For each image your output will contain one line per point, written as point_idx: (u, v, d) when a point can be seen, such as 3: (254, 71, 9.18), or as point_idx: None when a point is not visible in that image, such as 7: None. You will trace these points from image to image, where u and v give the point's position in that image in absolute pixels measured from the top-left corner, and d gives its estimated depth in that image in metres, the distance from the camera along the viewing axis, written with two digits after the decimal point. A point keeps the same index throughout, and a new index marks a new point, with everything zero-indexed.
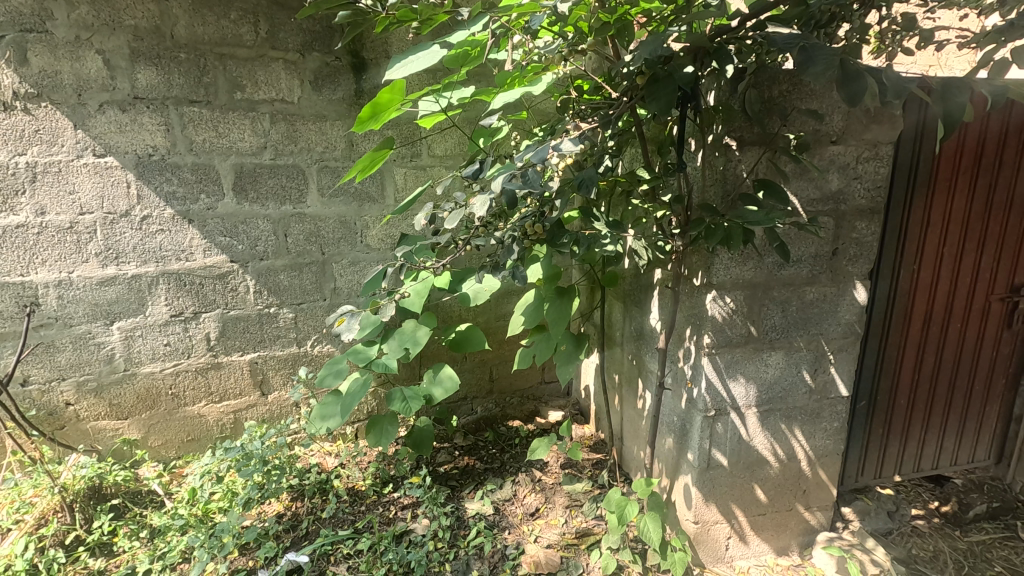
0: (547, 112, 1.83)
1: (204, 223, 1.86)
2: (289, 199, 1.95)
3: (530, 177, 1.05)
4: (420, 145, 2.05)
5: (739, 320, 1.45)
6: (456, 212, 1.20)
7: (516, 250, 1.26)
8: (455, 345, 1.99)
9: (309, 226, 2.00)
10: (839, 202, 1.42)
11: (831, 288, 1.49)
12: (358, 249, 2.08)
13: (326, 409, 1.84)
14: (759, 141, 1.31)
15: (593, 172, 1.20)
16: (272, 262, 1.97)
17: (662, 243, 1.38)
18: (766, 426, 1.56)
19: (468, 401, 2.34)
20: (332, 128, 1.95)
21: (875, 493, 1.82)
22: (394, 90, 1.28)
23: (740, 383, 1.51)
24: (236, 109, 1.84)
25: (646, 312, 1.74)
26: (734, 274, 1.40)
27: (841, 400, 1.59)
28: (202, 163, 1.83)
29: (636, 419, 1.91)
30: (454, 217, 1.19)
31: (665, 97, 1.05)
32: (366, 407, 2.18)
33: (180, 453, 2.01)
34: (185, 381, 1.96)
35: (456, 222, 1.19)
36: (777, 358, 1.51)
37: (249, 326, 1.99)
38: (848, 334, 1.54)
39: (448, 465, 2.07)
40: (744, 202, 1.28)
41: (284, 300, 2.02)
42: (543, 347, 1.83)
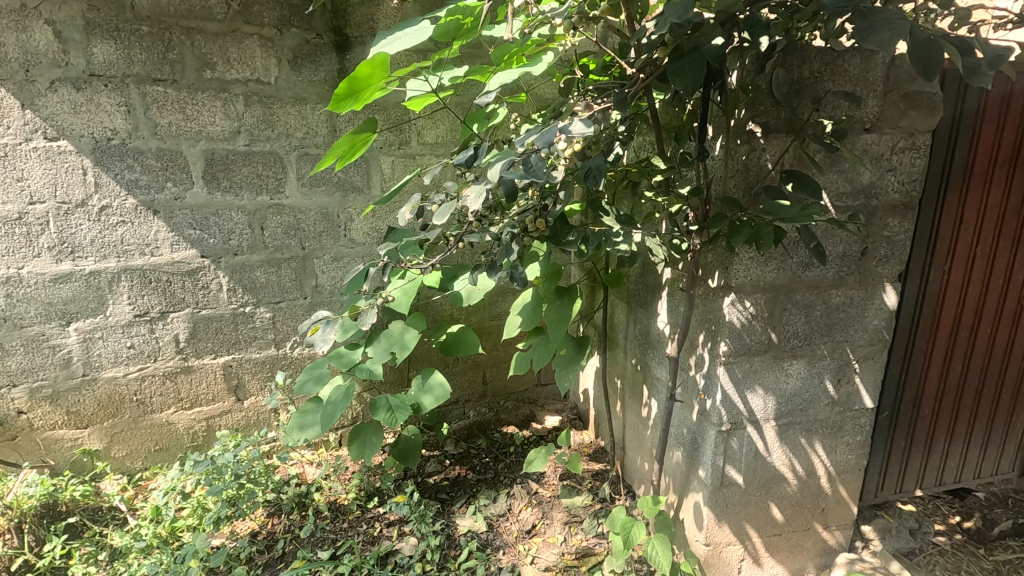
0: (546, 96, 1.70)
1: (171, 214, 1.70)
2: (266, 189, 1.79)
3: (534, 165, 0.90)
4: (409, 130, 1.89)
5: (758, 326, 1.32)
6: (445, 205, 1.04)
7: (515, 249, 1.11)
8: (447, 348, 1.86)
9: (288, 218, 1.84)
10: (871, 197, 1.28)
11: (859, 291, 1.36)
12: (342, 243, 1.93)
13: (305, 418, 1.69)
14: (786, 128, 1.17)
15: (602, 162, 1.06)
16: (247, 257, 1.82)
17: (678, 242, 1.23)
18: (785, 440, 1.43)
19: (460, 405, 2.20)
20: (313, 112, 1.79)
21: (895, 510, 1.69)
22: (376, 64, 1.12)
23: (757, 395, 1.38)
24: (205, 89, 1.67)
25: (654, 316, 1.60)
26: (754, 275, 1.27)
27: (865, 412, 1.46)
28: (168, 149, 1.66)
29: (640, 428, 1.78)
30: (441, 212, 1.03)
31: (696, 68, 0.90)
32: (351, 413, 2.03)
33: (146, 464, 1.85)
34: (152, 386, 1.80)
35: (445, 217, 1.01)
36: (798, 367, 1.38)
37: (222, 327, 1.84)
38: (875, 341, 1.41)
39: (438, 476, 1.94)
40: (771, 196, 1.14)
41: (260, 299, 1.87)
42: (541, 351, 1.72)
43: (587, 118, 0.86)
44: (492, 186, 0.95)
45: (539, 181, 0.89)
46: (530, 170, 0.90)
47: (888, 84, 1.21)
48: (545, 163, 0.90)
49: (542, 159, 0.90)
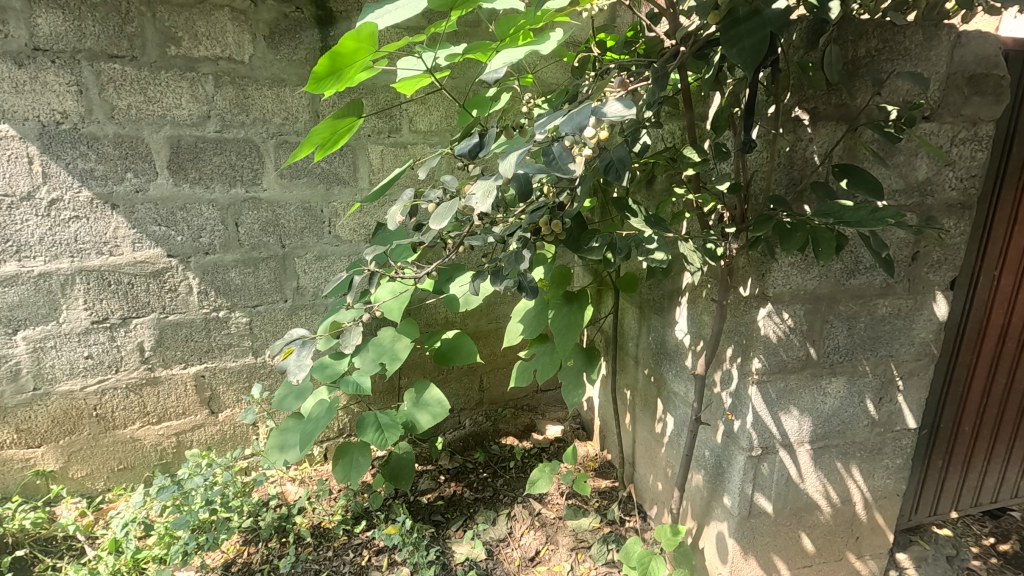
0: (548, 81, 1.55)
1: (132, 208, 1.52)
2: (241, 180, 1.62)
3: (559, 158, 0.74)
4: (400, 117, 1.73)
5: (796, 340, 1.17)
6: (443, 204, 0.86)
7: (526, 257, 0.96)
8: (443, 357, 1.70)
9: (266, 213, 1.67)
10: (926, 194, 1.12)
11: (907, 301, 1.21)
12: (326, 241, 1.76)
13: (284, 437, 1.52)
14: (836, 116, 1.02)
15: (626, 153, 0.91)
16: (220, 257, 1.64)
17: (712, 247, 1.04)
18: (819, 465, 1.29)
19: (456, 414, 2.05)
20: (293, 95, 1.61)
21: (930, 534, 1.56)
22: (361, 37, 0.94)
23: (792, 416, 1.23)
24: (170, 68, 1.48)
25: (672, 324, 1.46)
26: (794, 284, 1.12)
27: (907, 433, 1.32)
28: (127, 134, 1.48)
29: (653, 444, 1.64)
30: (436, 217, 0.84)
31: (756, 35, 0.74)
32: (338, 424, 1.87)
33: (109, 484, 1.68)
34: (114, 400, 1.62)
35: (444, 221, 0.83)
36: (837, 386, 1.23)
37: (193, 334, 1.66)
38: (922, 356, 1.26)
39: (432, 495, 1.79)
40: (821, 196, 0.98)
41: (236, 302, 1.69)
42: (545, 362, 1.56)
43: (625, 97, 0.70)
44: (502, 183, 0.77)
45: (565, 176, 0.73)
46: (554, 164, 0.74)
47: (953, 65, 1.05)
48: (572, 155, 0.74)
49: (569, 150, 0.74)
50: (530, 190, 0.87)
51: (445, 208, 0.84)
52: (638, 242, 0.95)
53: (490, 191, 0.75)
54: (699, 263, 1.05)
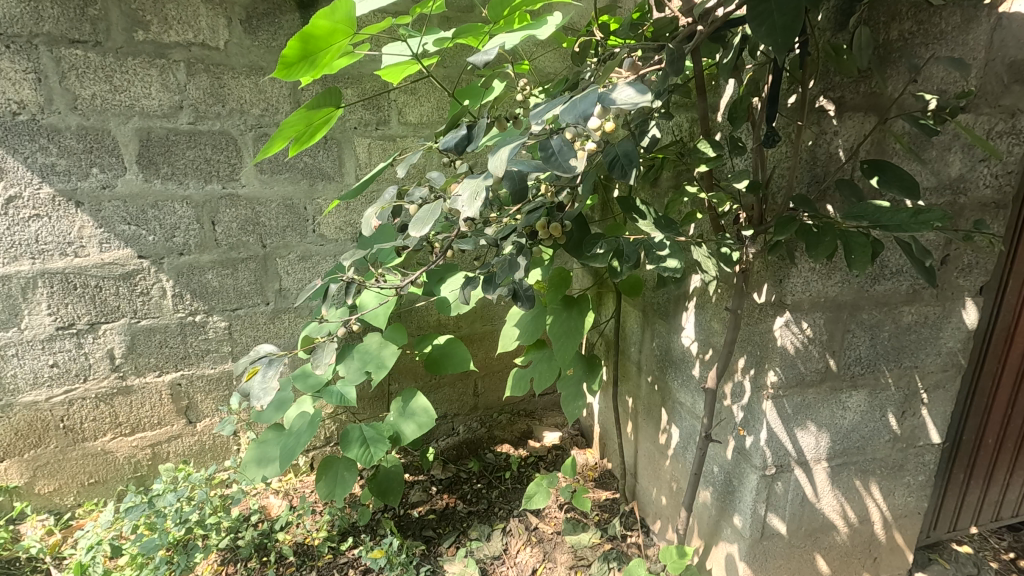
0: (546, 70, 1.47)
1: (99, 206, 1.42)
2: (217, 176, 1.51)
3: (559, 155, 0.64)
4: (388, 107, 1.63)
5: (815, 351, 1.08)
6: (426, 206, 0.76)
7: (522, 265, 0.87)
8: (434, 364, 1.60)
9: (244, 211, 1.57)
10: (959, 192, 1.03)
11: (934, 308, 1.11)
12: (310, 240, 1.66)
13: (264, 451, 1.42)
14: (864, 107, 0.92)
15: (633, 147, 0.81)
16: (195, 257, 1.54)
17: (728, 251, 0.93)
18: (837, 483, 1.20)
19: (448, 420, 1.96)
20: (272, 85, 1.50)
21: (949, 552, 1.48)
22: (336, 15, 0.82)
23: (808, 433, 1.14)
24: (137, 54, 1.36)
25: (678, 330, 1.36)
26: (814, 291, 1.03)
27: (930, 448, 1.23)
28: (92, 126, 1.37)
29: (656, 456, 1.55)
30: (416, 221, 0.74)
31: (788, 12, 0.64)
32: (324, 433, 1.78)
33: (79, 499, 1.59)
34: (82, 411, 1.52)
35: (425, 225, 0.73)
36: (858, 400, 1.14)
37: (167, 340, 1.56)
38: (948, 366, 1.17)
39: (424, 508, 1.70)
40: (848, 195, 0.88)
41: (213, 306, 1.59)
42: (543, 370, 1.46)
43: (637, 83, 0.60)
44: (492, 182, 0.67)
45: (565, 176, 0.63)
46: (554, 162, 0.64)
47: (993, 50, 0.95)
48: (575, 153, 0.64)
49: (570, 146, 0.64)
50: (524, 190, 0.77)
51: (427, 211, 0.74)
52: (648, 245, 0.84)
53: (478, 193, 0.65)
54: (714, 270, 0.93)
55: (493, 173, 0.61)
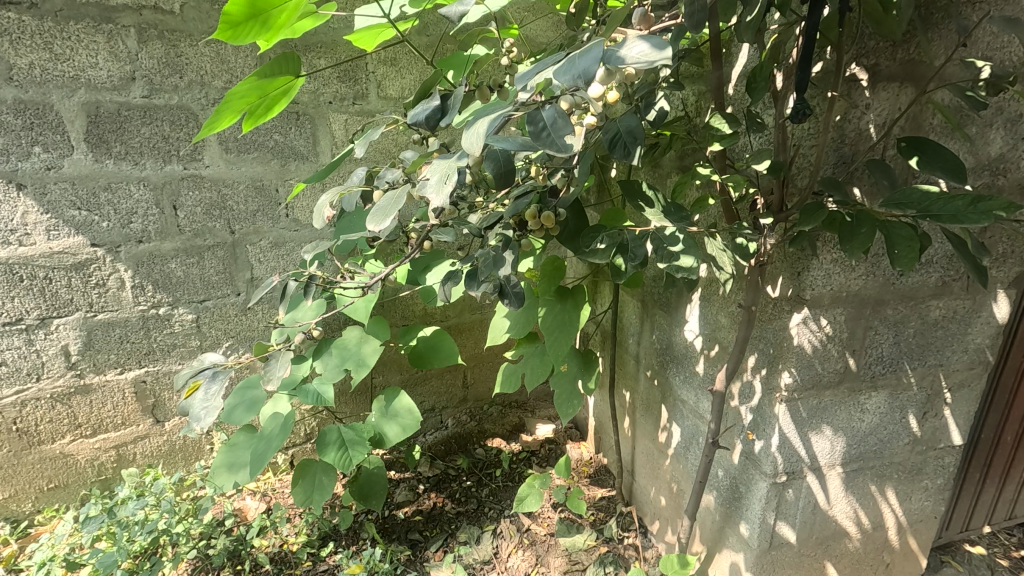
0: (539, 38, 1.35)
1: (44, 189, 1.28)
2: (176, 155, 1.38)
3: (551, 130, 0.52)
4: (366, 80, 1.50)
5: (835, 351, 0.98)
6: (389, 194, 0.63)
7: (509, 261, 0.79)
8: (419, 358, 1.50)
9: (209, 193, 1.44)
10: (999, 174, 0.92)
11: (964, 302, 1.02)
12: (283, 225, 1.54)
13: (234, 455, 1.32)
14: (900, 78, 0.80)
15: (637, 122, 0.72)
16: (156, 245, 1.41)
17: (744, 241, 0.82)
18: (851, 489, 1.11)
19: (437, 413, 1.87)
20: (236, 54, 1.36)
21: (962, 553, 1.41)
22: None
23: (824, 437, 1.05)
24: (80, 18, 1.22)
25: (680, 324, 1.26)
26: (835, 285, 0.92)
27: (950, 450, 1.15)
28: (31, 100, 1.23)
29: (656, 455, 1.46)
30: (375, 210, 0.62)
31: None
32: (304, 429, 1.68)
33: (39, 505, 1.48)
34: (37, 412, 1.41)
35: (386, 217, 0.61)
36: (877, 401, 1.05)
37: (128, 335, 1.44)
38: (975, 364, 1.08)
39: (410, 508, 1.61)
40: (884, 177, 0.77)
41: (178, 297, 1.47)
42: (535, 365, 1.36)
43: (652, 35, 0.48)
44: (468, 163, 0.55)
45: (559, 155, 0.51)
46: (545, 138, 0.52)
47: None
48: (572, 126, 0.52)
49: (565, 118, 0.52)
50: (510, 172, 0.66)
51: (392, 196, 0.63)
52: (658, 239, 0.72)
53: (450, 177, 0.54)
54: (730, 266, 0.79)
55: (467, 151, 0.49)
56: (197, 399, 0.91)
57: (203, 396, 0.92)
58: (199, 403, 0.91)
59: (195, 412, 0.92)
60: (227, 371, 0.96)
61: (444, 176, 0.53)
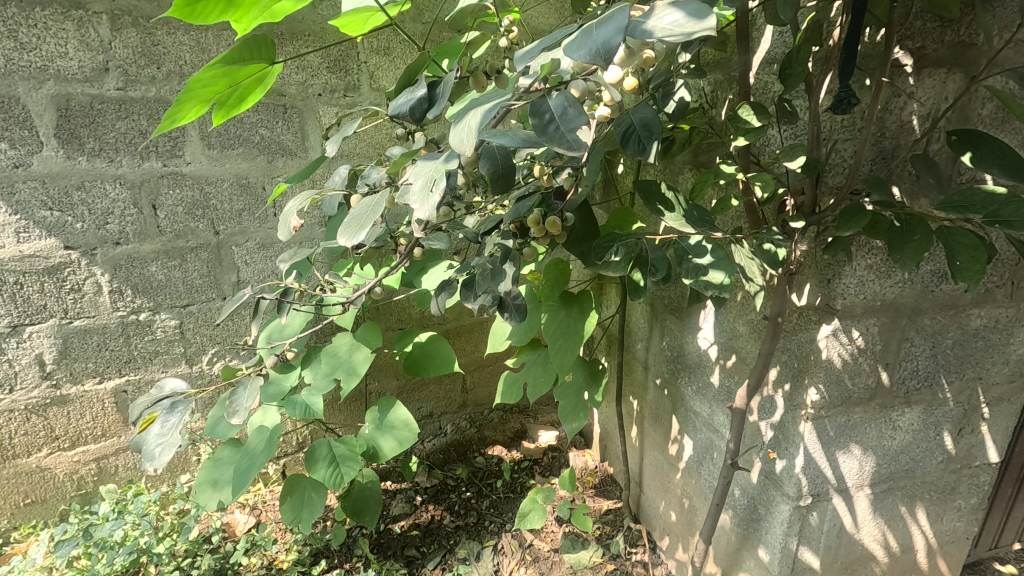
0: (542, 25, 1.26)
1: (11, 188, 1.19)
2: (155, 152, 1.29)
3: (561, 124, 0.44)
4: (358, 71, 1.41)
5: (867, 365, 0.89)
6: (366, 201, 0.55)
7: (509, 274, 0.70)
8: (413, 365, 1.42)
9: (191, 192, 1.35)
10: None
11: (1007, 310, 0.93)
12: (271, 225, 1.45)
13: (218, 471, 1.24)
14: (948, 64, 0.72)
15: (653, 116, 0.67)
16: (135, 247, 1.33)
17: (771, 248, 0.72)
18: (880, 511, 1.03)
19: (435, 419, 1.79)
20: (218, 43, 1.28)
21: (991, 573, 1.33)
22: None
23: (852, 457, 0.96)
24: (47, 3, 1.13)
25: (693, 331, 1.18)
26: (869, 293, 0.84)
27: (986, 468, 1.07)
28: None
29: (666, 467, 1.38)
30: (350, 221, 0.54)
31: None
32: (296, 438, 1.60)
33: (16, 521, 1.41)
34: (11, 425, 1.33)
35: (362, 230, 0.53)
36: (910, 418, 0.97)
37: (107, 342, 1.36)
38: (1015, 376, 1.00)
39: (407, 522, 1.54)
40: (933, 175, 0.68)
41: (160, 302, 1.39)
42: (537, 374, 1.28)
43: (687, 2, 0.39)
44: (457, 165, 0.47)
45: (571, 154, 0.43)
46: (554, 134, 0.44)
47: None
48: (585, 119, 0.43)
49: (577, 109, 0.44)
50: (509, 174, 0.58)
51: (371, 203, 0.55)
52: (684, 250, 0.67)
53: (435, 183, 0.45)
54: (761, 273, 0.70)
55: (455, 152, 0.41)
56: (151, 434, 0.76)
57: (158, 431, 0.77)
58: (153, 439, 0.75)
59: (148, 450, 0.76)
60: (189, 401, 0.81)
61: (429, 183, 0.45)
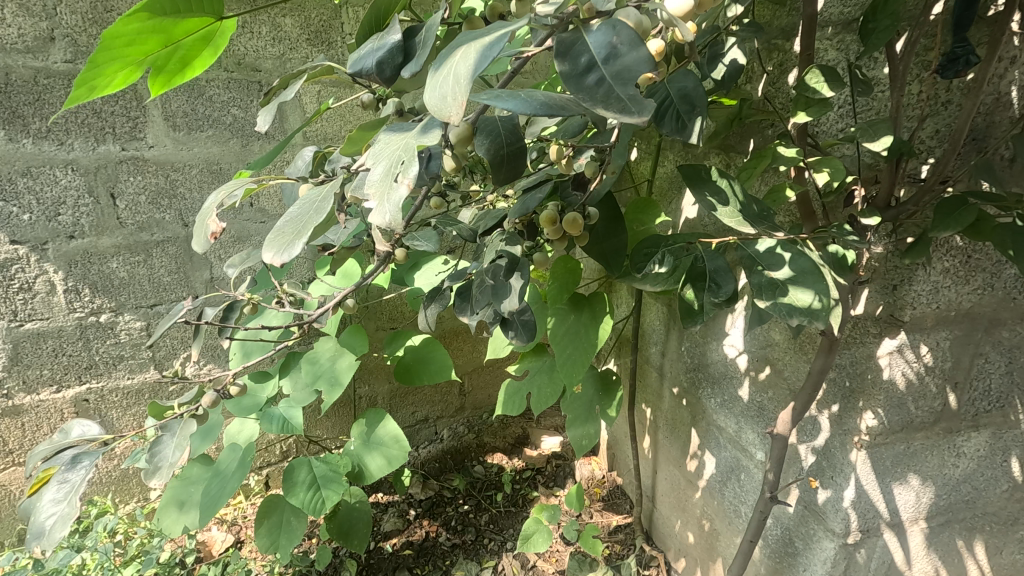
0: None
1: None
2: (110, 134, 1.14)
3: (608, 73, 0.33)
4: (342, 42, 1.26)
5: (934, 385, 0.76)
6: (312, 202, 0.43)
7: (515, 290, 0.58)
8: (407, 373, 1.28)
9: (154, 179, 1.21)
10: None
11: None
12: (247, 216, 1.30)
13: (185, 491, 1.11)
14: None
15: (696, 86, 0.54)
16: (91, 242, 1.19)
17: (838, 251, 0.61)
18: (935, 546, 0.90)
19: (431, 424, 1.66)
20: None
21: None
22: None
23: (908, 488, 0.83)
24: None
25: (719, 337, 1.04)
26: (943, 302, 0.70)
27: None
28: None
29: (683, 484, 1.26)
30: (284, 227, 0.42)
31: None
32: (279, 447, 1.48)
33: None
34: None
35: (301, 236, 0.40)
36: (977, 443, 0.83)
37: (63, 347, 1.23)
38: None
39: (399, 540, 1.41)
40: None
41: (122, 302, 1.25)
42: (542, 383, 1.14)
43: None
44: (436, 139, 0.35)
45: (629, 118, 0.32)
46: (595, 88, 0.33)
47: None
48: (646, 62, 0.32)
49: (633, 48, 0.33)
50: (519, 157, 0.46)
51: (314, 202, 0.43)
52: (753, 259, 0.57)
53: (403, 171, 0.34)
54: (838, 293, 0.54)
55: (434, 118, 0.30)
56: (43, 501, 0.59)
57: (52, 496, 0.59)
58: (44, 508, 0.58)
59: (38, 521, 0.59)
60: (97, 451, 0.62)
61: (393, 170, 0.34)
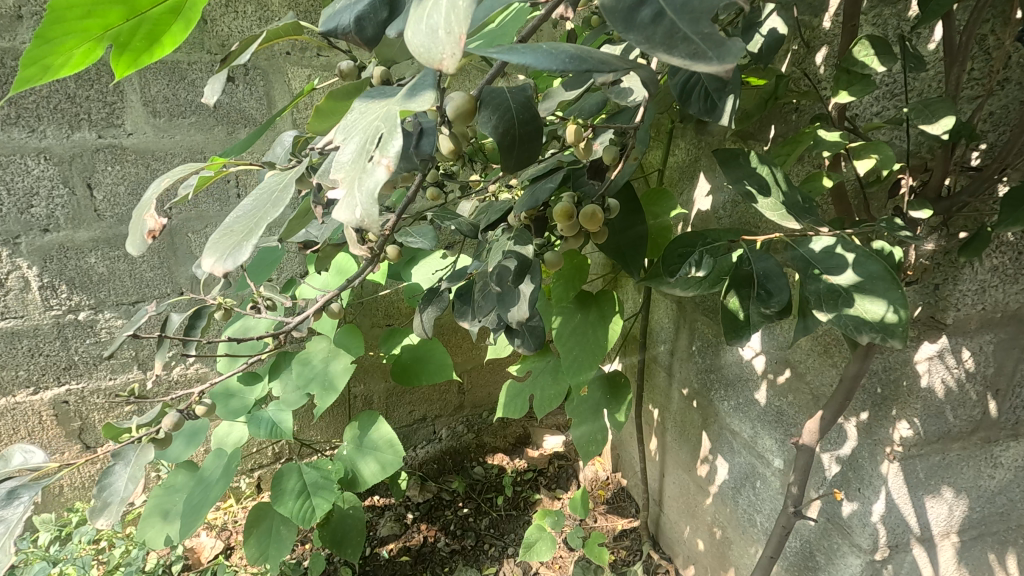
0: None
1: None
2: (85, 121, 1.07)
3: (669, 10, 0.30)
4: None
5: (974, 392, 0.70)
6: (269, 195, 0.38)
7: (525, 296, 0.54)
8: (403, 373, 1.21)
9: (133, 169, 1.13)
10: None
11: None
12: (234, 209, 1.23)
13: (169, 498, 1.06)
14: None
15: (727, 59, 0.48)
16: (67, 235, 1.12)
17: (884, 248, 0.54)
18: (966, 562, 0.84)
19: (429, 423, 1.60)
20: None
21: None
22: None
23: (942, 501, 0.77)
24: None
25: None
26: (989, 303, 0.64)
27: None
28: None
29: (692, 488, 1.20)
30: (234, 226, 0.38)
31: None
32: (270, 450, 1.42)
33: None
34: None
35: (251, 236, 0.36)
36: (1015, 453, 0.78)
37: (40, 347, 1.16)
38: None
39: (395, 546, 1.36)
40: None
41: (102, 300, 1.18)
42: (545, 385, 1.08)
43: None
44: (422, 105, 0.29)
45: (705, 60, 0.28)
46: (655, 24, 0.30)
47: None
48: (711, 4, 0.30)
49: None
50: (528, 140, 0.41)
51: (270, 191, 0.38)
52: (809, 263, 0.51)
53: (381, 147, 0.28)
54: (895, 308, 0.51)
55: (422, 61, 0.28)
56: None
57: None
58: None
59: None
60: (38, 483, 0.58)
61: (367, 146, 0.29)
